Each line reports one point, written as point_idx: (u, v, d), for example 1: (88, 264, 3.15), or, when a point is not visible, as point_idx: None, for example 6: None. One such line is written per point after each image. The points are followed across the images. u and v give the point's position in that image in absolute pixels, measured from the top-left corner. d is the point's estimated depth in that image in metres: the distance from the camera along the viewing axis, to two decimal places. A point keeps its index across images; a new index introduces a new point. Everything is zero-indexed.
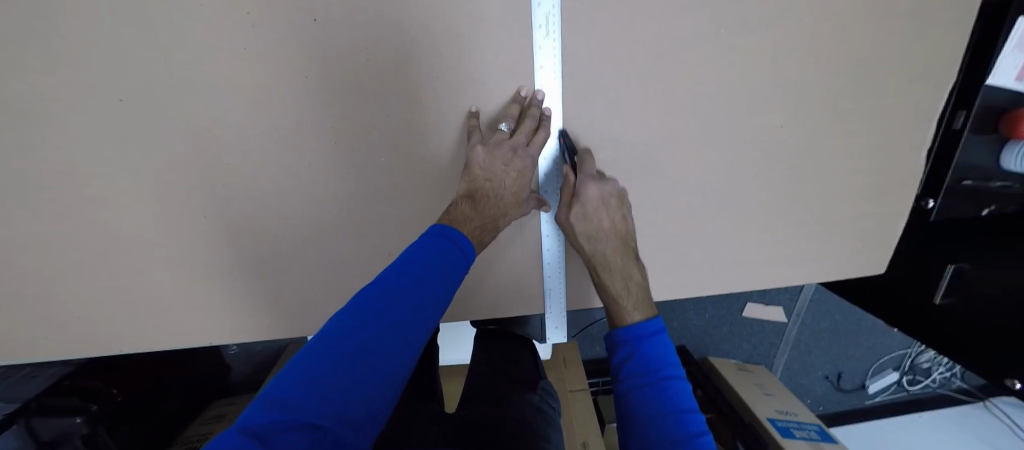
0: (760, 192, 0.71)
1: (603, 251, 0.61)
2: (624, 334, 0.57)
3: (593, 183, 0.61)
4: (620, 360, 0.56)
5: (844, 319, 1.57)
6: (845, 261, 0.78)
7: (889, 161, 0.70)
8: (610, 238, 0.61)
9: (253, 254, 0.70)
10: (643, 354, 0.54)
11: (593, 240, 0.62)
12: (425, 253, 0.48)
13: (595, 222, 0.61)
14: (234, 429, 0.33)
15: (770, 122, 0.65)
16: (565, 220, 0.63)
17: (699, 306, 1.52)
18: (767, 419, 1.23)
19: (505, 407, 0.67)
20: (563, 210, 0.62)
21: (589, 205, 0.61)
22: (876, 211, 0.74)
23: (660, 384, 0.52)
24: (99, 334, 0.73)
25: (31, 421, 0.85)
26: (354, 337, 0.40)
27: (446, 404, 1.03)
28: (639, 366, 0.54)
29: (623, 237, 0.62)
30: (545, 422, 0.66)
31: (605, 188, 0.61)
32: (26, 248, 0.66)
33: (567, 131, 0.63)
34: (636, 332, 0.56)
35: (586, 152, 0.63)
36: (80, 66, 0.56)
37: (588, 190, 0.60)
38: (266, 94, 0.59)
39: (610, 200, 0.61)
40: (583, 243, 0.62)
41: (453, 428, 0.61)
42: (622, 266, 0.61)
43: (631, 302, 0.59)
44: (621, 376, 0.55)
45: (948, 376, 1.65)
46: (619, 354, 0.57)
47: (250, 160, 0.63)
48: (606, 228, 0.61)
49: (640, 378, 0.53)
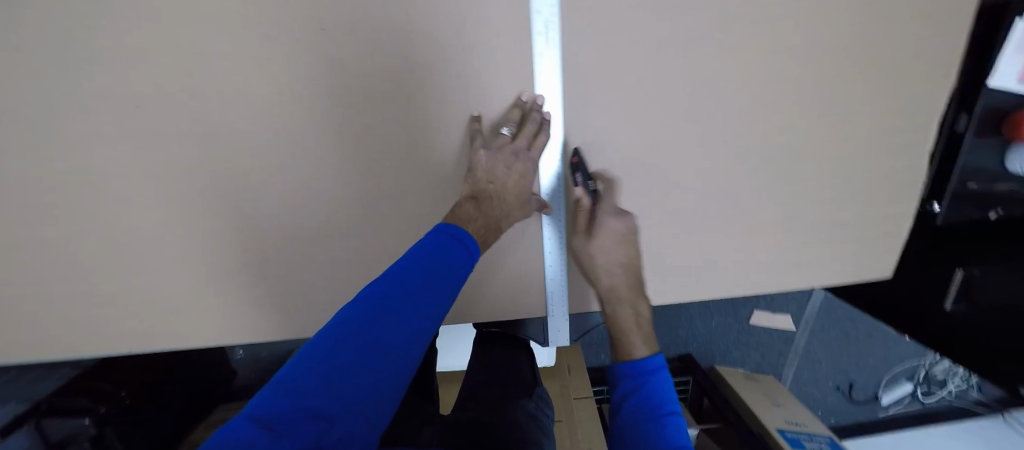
0: (761, 196, 0.71)
1: (616, 283, 0.64)
2: (629, 369, 0.60)
3: (614, 219, 0.64)
4: (625, 394, 0.59)
5: (854, 327, 1.54)
6: (848, 265, 0.77)
7: (890, 164, 0.70)
8: (623, 272, 0.64)
9: (260, 256, 0.72)
10: (648, 389, 0.58)
11: (608, 271, 0.64)
12: (431, 249, 0.49)
13: (612, 256, 0.63)
14: (247, 414, 0.34)
15: (770, 125, 0.66)
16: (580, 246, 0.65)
17: (705, 313, 1.51)
18: (777, 429, 1.20)
19: (500, 411, 0.67)
20: (580, 236, 0.64)
21: (606, 236, 0.63)
22: (880, 215, 0.74)
23: (659, 418, 0.54)
24: (110, 333, 0.75)
25: (40, 422, 0.88)
26: (364, 330, 0.41)
27: (440, 407, 1.04)
28: (644, 401, 0.57)
29: (634, 273, 0.65)
30: (539, 430, 0.66)
31: (626, 223, 0.64)
32: (45, 250, 0.68)
33: (578, 150, 0.64)
34: (642, 367, 0.59)
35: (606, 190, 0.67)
36: (97, 73, 0.58)
37: (607, 223, 0.63)
38: (275, 100, 0.61)
39: (630, 236, 0.64)
40: (596, 271, 0.64)
41: (447, 429, 0.61)
42: (632, 299, 0.64)
43: (637, 336, 0.62)
44: (624, 410, 0.57)
45: (964, 388, 1.61)
46: (625, 387, 0.60)
47: (259, 164, 0.65)
48: (619, 262, 0.64)
49: (641, 412, 0.56)
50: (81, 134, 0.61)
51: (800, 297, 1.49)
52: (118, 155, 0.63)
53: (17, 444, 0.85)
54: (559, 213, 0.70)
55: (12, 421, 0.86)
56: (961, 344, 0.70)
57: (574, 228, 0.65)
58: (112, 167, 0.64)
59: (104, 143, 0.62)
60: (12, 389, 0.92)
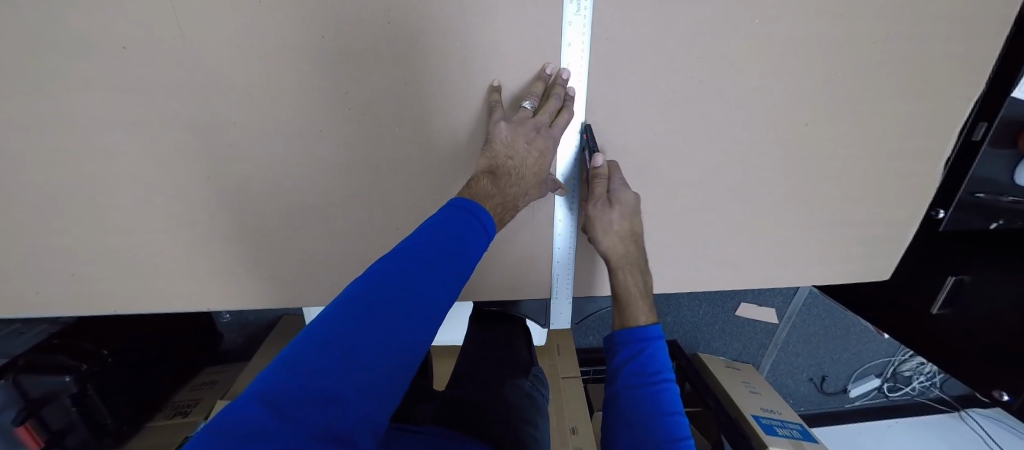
0: (774, 192, 0.70)
1: (629, 253, 0.62)
2: (629, 335, 0.59)
3: (617, 188, 0.61)
4: (623, 359, 0.59)
5: (832, 323, 1.56)
6: (847, 264, 0.79)
7: (903, 168, 0.70)
8: (633, 243, 0.63)
9: (258, 220, 0.69)
10: (646, 356, 0.57)
11: (622, 242, 0.62)
12: (447, 224, 0.48)
13: (626, 225, 0.62)
14: (255, 393, 0.32)
15: (793, 119, 0.64)
16: (596, 214, 0.61)
17: (694, 302, 1.52)
18: (753, 415, 1.25)
19: (495, 389, 0.67)
20: (596, 204, 0.60)
21: (626, 207, 0.61)
22: (884, 218, 0.75)
23: (654, 386, 0.55)
24: (98, 291, 0.72)
25: (18, 378, 0.81)
26: (379, 305, 0.40)
27: (435, 383, 1.05)
28: (640, 368, 0.57)
29: (642, 243, 0.64)
30: (534, 408, 0.67)
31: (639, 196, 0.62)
32: (24, 201, 0.64)
33: (590, 126, 0.62)
34: (642, 334, 0.59)
35: (613, 164, 0.63)
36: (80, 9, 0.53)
37: (626, 193, 0.61)
38: (281, 55, 0.57)
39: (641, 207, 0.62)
40: (611, 241, 0.62)
41: (444, 405, 0.61)
42: (641, 269, 0.63)
43: (646, 303, 0.62)
44: (620, 375, 0.57)
45: (927, 385, 1.68)
46: (622, 353, 0.59)
47: (260, 123, 0.61)
48: (632, 232, 0.62)
49: (637, 380, 0.56)
50: (63, 76, 0.56)
51: (785, 292, 1.49)
52: (104, 102, 0.58)
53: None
54: (573, 194, 0.69)
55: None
56: (936, 344, 0.73)
57: (590, 196, 0.61)
58: (98, 115, 0.59)
59: (88, 88, 0.57)
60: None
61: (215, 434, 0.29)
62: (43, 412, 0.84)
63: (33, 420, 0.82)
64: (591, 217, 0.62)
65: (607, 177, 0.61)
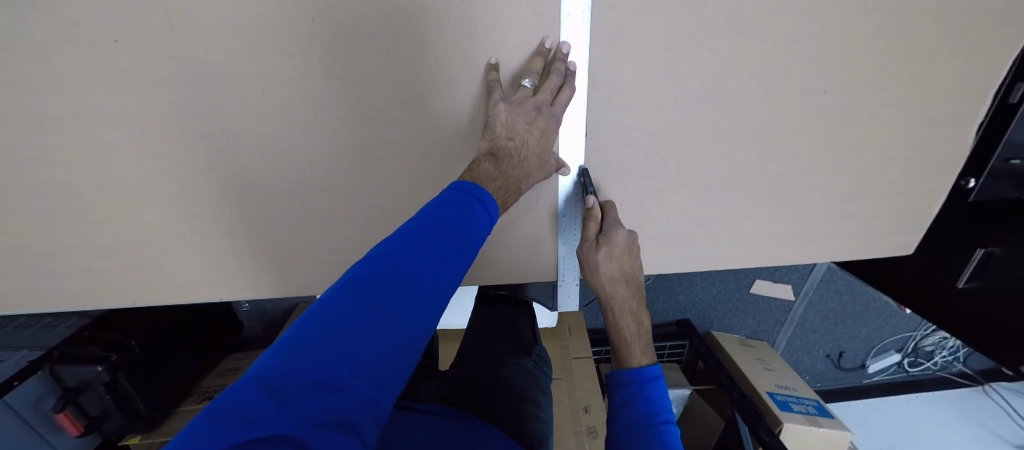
0: (792, 165, 0.67)
1: (620, 295, 0.63)
2: (630, 375, 0.61)
3: (615, 228, 0.62)
4: (624, 400, 0.60)
5: (852, 299, 1.51)
6: (866, 239, 0.76)
7: (933, 135, 0.65)
8: (625, 283, 0.64)
9: (264, 211, 0.69)
10: (646, 397, 0.59)
11: (612, 284, 0.63)
12: (446, 205, 0.47)
13: (615, 267, 0.62)
14: (252, 377, 0.31)
15: (812, 87, 0.60)
16: (586, 256, 0.63)
17: (707, 280, 1.47)
18: (767, 392, 1.26)
19: (497, 368, 0.67)
20: (587, 246, 0.62)
21: (615, 248, 0.61)
22: (909, 189, 0.71)
23: (657, 427, 0.55)
24: (117, 284, 0.74)
25: (55, 367, 0.86)
26: (380, 291, 0.39)
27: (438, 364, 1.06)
28: (641, 408, 0.58)
29: (635, 284, 0.65)
30: (538, 389, 0.67)
31: (632, 236, 0.62)
32: (37, 199, 0.65)
33: (588, 170, 0.65)
34: (642, 375, 0.61)
35: (609, 203, 0.66)
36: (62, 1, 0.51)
37: (616, 234, 0.61)
38: (274, 40, 0.56)
39: (632, 248, 0.62)
40: (601, 282, 0.63)
41: (446, 384, 0.61)
42: (635, 312, 0.64)
43: (639, 346, 0.64)
44: (623, 415, 0.58)
45: (950, 360, 1.66)
46: (625, 393, 0.61)
47: (257, 112, 0.60)
48: (623, 273, 0.63)
49: (640, 420, 0.56)
50: (55, 72, 0.55)
51: (804, 269, 1.43)
52: (102, 95, 0.58)
53: (32, 387, 0.87)
54: (576, 204, 0.70)
55: (23, 367, 0.84)
56: (961, 317, 0.70)
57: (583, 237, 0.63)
58: (98, 109, 0.58)
59: (85, 82, 0.56)
60: (24, 334, 0.93)
61: (214, 415, 0.29)
62: (80, 400, 0.89)
63: (72, 407, 0.89)
64: (582, 259, 0.63)
65: (598, 218, 0.63)
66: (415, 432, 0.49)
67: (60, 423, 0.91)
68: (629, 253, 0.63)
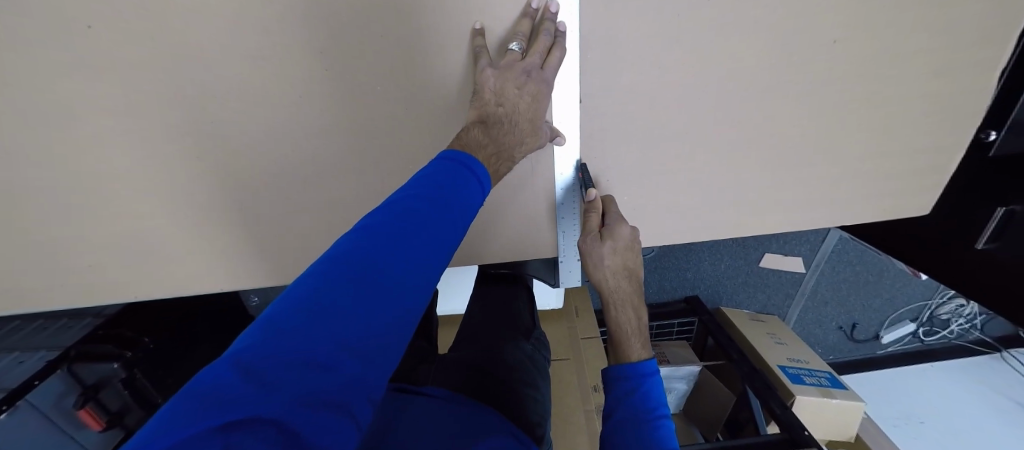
0: (799, 124, 0.64)
1: (622, 289, 0.64)
2: (629, 370, 0.60)
3: (620, 222, 0.63)
4: (621, 393, 0.59)
5: (866, 269, 1.47)
6: (879, 202, 0.73)
7: (951, 84, 0.61)
8: (626, 278, 0.64)
9: (257, 197, 0.69)
10: (644, 392, 0.58)
11: (614, 277, 0.64)
12: (437, 175, 0.46)
13: (619, 261, 0.63)
14: (227, 358, 0.29)
15: (819, 38, 0.56)
16: (590, 248, 0.63)
17: (715, 254, 1.45)
18: (779, 365, 1.25)
19: (495, 351, 0.68)
20: (591, 238, 0.62)
21: (619, 243, 0.62)
22: (926, 144, 0.67)
23: (654, 423, 0.53)
24: (117, 278, 0.74)
25: (73, 366, 0.86)
26: (368, 263, 0.37)
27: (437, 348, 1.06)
28: (639, 403, 0.56)
29: (636, 280, 0.66)
30: (535, 370, 0.69)
31: (634, 232, 0.64)
32: (28, 194, 0.64)
33: (587, 165, 0.66)
34: (640, 369, 0.60)
35: (608, 198, 0.68)
36: None
37: (620, 229, 0.62)
38: (247, 14, 0.53)
39: (635, 244, 0.64)
40: (604, 276, 0.63)
41: (442, 366, 0.62)
42: (635, 306, 0.65)
43: (638, 340, 0.63)
44: (620, 410, 0.57)
45: (966, 328, 1.62)
46: (622, 387, 0.59)
47: (239, 95, 0.59)
48: (626, 268, 0.64)
49: (638, 414, 0.55)
50: (26, 62, 0.53)
51: (815, 240, 1.39)
52: (78, 83, 0.56)
53: (50, 389, 0.85)
54: (575, 197, 0.70)
55: (42, 368, 0.84)
56: (973, 279, 0.67)
57: (587, 229, 0.63)
58: (77, 98, 0.57)
59: (59, 69, 0.54)
60: (42, 336, 0.93)
61: (187, 399, 0.27)
62: (100, 396, 0.90)
63: (93, 404, 0.88)
64: (586, 251, 0.63)
65: (600, 212, 0.64)
66: (414, 414, 0.48)
67: (81, 419, 0.90)
68: (632, 247, 0.64)
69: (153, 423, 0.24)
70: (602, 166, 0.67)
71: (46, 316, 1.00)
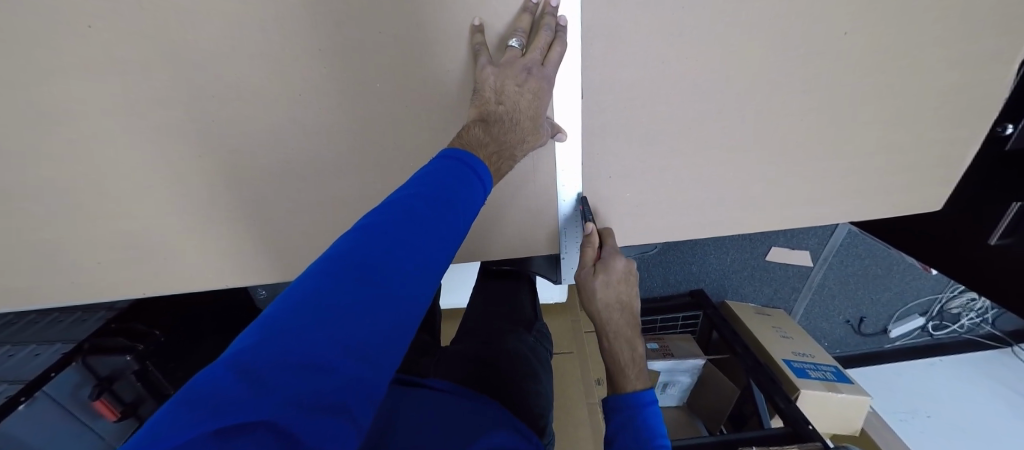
0: (807, 118, 0.63)
1: (615, 322, 0.66)
2: (628, 399, 0.62)
3: (615, 256, 0.66)
4: (621, 423, 0.61)
5: (874, 263, 1.45)
6: (888, 197, 0.72)
7: (967, 76, 0.59)
8: (620, 310, 0.67)
9: (260, 194, 0.69)
10: (643, 421, 0.60)
11: (608, 310, 0.66)
12: (437, 174, 0.46)
13: (612, 294, 0.65)
14: (224, 361, 0.29)
15: (830, 29, 0.55)
16: (584, 281, 0.66)
17: (720, 248, 1.43)
18: (784, 359, 1.24)
19: (497, 345, 0.68)
20: (586, 271, 0.65)
21: (612, 276, 0.65)
22: (938, 138, 0.65)
23: None
24: (125, 275, 0.75)
25: (87, 359, 0.88)
26: (367, 265, 0.37)
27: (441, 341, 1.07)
28: (640, 432, 0.58)
29: (631, 312, 0.68)
30: (537, 364, 0.70)
31: (629, 264, 0.66)
32: (36, 195, 0.65)
33: (587, 198, 0.69)
34: (639, 399, 0.62)
35: (606, 230, 0.70)
36: None
37: (615, 263, 0.65)
38: (244, 13, 0.52)
39: (630, 277, 0.66)
40: (597, 308, 0.66)
41: (444, 360, 0.62)
42: (630, 338, 0.67)
43: (634, 372, 0.65)
44: (620, 439, 0.58)
45: (977, 322, 1.60)
46: (622, 417, 0.61)
47: (239, 93, 0.59)
48: (620, 301, 0.66)
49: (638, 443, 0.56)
50: (27, 64, 0.53)
51: (823, 234, 1.37)
52: (80, 85, 0.56)
53: (65, 380, 0.87)
54: (575, 224, 0.74)
55: (57, 360, 0.86)
56: (984, 275, 0.66)
57: (583, 262, 0.65)
58: (79, 99, 0.57)
59: (60, 71, 0.55)
60: (58, 330, 0.96)
61: (184, 401, 0.26)
62: (114, 388, 0.92)
63: (108, 394, 0.91)
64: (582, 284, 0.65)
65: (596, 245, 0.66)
66: (414, 406, 0.48)
67: (97, 408, 0.93)
68: (627, 279, 0.66)
69: (149, 426, 0.24)
70: (604, 162, 0.66)
71: (61, 310, 1.02)
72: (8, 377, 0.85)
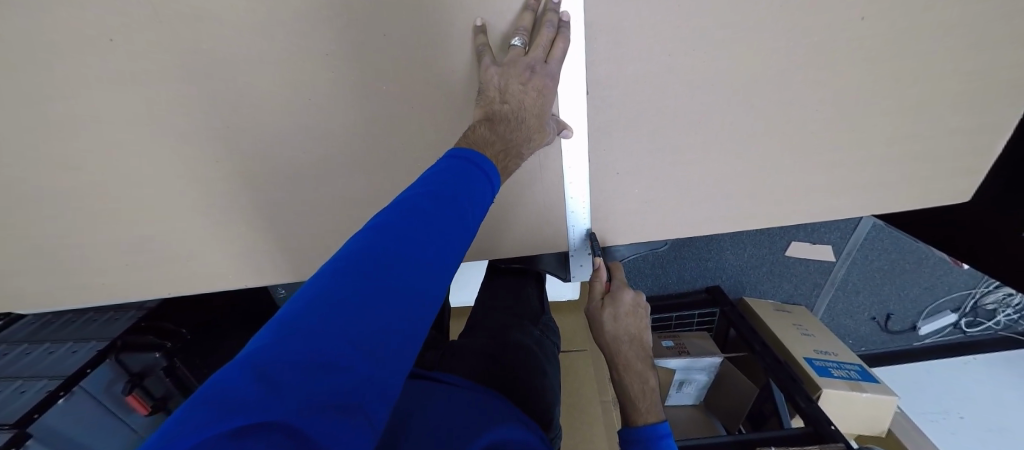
0: (822, 110, 0.61)
1: (626, 353, 0.68)
2: (643, 432, 0.63)
3: (624, 288, 0.69)
4: None
5: (901, 257, 1.40)
6: (908, 189, 0.69)
7: (998, 60, 0.56)
8: (629, 342, 0.68)
9: (274, 197, 0.71)
10: None
11: (617, 341, 0.68)
12: (444, 173, 0.46)
13: (621, 326, 0.68)
14: (239, 362, 0.30)
15: (844, 16, 0.53)
16: (594, 313, 0.69)
17: (737, 245, 1.40)
18: (805, 358, 1.20)
19: (506, 340, 0.69)
20: (596, 303, 0.69)
21: (620, 309, 0.68)
22: (964, 126, 0.62)
23: None
24: (149, 275, 0.79)
25: (120, 355, 0.92)
26: (377, 266, 0.38)
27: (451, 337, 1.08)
28: None
29: (642, 344, 0.69)
30: (544, 358, 0.70)
31: (637, 297, 0.69)
32: (67, 201, 0.68)
33: (593, 233, 0.75)
34: (654, 431, 0.63)
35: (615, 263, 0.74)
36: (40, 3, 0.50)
37: (623, 295, 0.68)
38: (252, 22, 0.53)
39: (639, 309, 0.69)
40: (606, 338, 0.69)
41: (454, 355, 0.63)
42: (642, 370, 0.68)
43: (645, 404, 0.67)
44: None
45: (1015, 319, 1.51)
46: None
47: (251, 101, 0.60)
48: (629, 332, 0.68)
49: None
50: (52, 78, 0.56)
51: (846, 228, 1.32)
52: (104, 96, 0.58)
53: (101, 376, 0.92)
54: (584, 250, 0.79)
55: (92, 356, 0.90)
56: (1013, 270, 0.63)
57: (592, 293, 0.69)
58: (106, 109, 0.60)
59: (87, 84, 0.57)
60: (93, 328, 1.00)
61: (202, 402, 0.27)
62: (145, 383, 0.96)
63: (140, 389, 0.96)
64: (592, 315, 0.69)
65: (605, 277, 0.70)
66: (433, 401, 0.49)
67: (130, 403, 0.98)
68: (637, 311, 0.69)
69: (169, 426, 0.25)
70: (611, 159, 0.65)
71: (95, 310, 1.07)
72: (46, 373, 0.89)
